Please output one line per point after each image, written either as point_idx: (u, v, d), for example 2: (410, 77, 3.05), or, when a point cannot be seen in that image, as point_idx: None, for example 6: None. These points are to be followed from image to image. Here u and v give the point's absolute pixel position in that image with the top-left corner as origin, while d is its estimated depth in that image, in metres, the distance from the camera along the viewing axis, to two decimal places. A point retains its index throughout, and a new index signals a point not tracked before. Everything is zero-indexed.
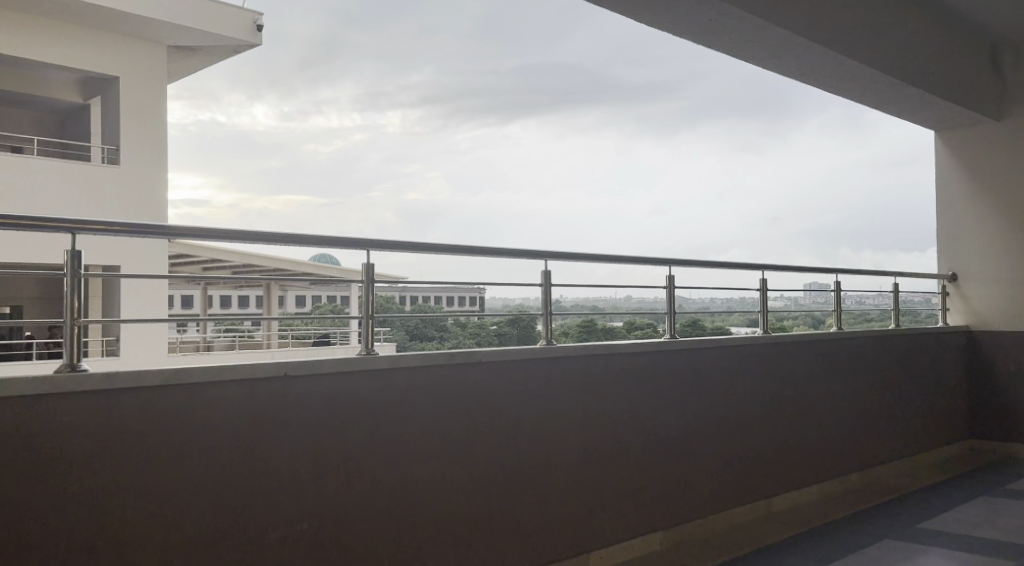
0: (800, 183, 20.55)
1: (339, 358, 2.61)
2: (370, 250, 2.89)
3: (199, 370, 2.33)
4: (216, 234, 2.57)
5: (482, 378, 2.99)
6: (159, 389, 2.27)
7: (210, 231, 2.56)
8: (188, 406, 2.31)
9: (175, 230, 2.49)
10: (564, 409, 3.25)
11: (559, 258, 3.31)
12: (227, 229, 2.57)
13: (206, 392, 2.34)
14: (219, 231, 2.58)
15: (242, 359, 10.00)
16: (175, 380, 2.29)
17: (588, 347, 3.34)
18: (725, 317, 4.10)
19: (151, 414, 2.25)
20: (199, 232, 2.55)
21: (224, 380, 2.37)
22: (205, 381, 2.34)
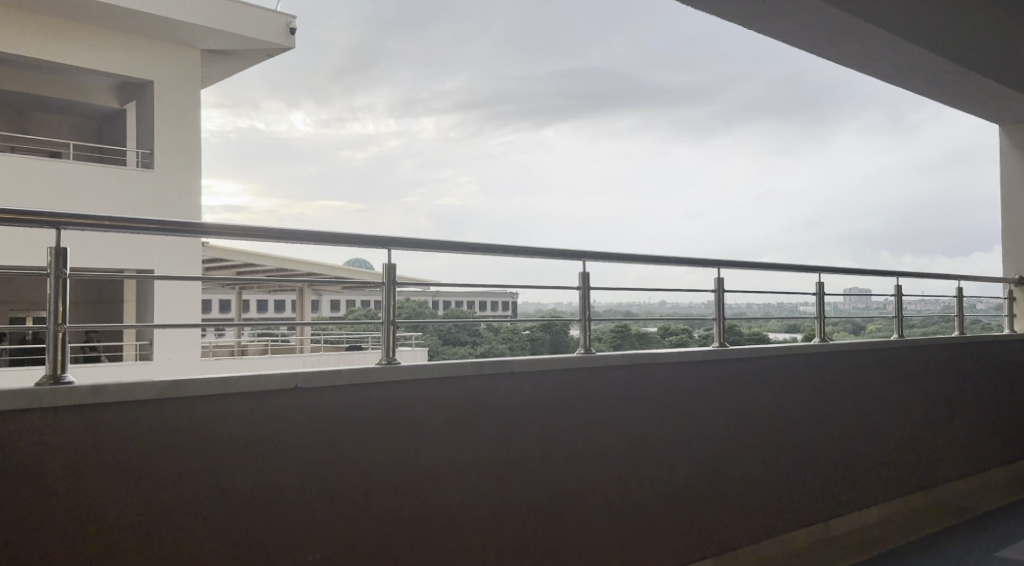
0: (839, 186, 20.05)
1: (358, 368, 2.39)
2: (392, 248, 2.64)
3: (202, 383, 2.12)
4: (229, 231, 2.32)
5: (514, 391, 2.75)
6: (158, 403, 2.06)
7: (220, 230, 2.31)
8: (191, 422, 2.11)
9: (180, 228, 2.25)
10: (604, 423, 2.99)
11: (598, 259, 3.05)
12: (238, 228, 2.31)
13: (212, 406, 2.14)
14: (231, 229, 2.31)
15: (274, 365, 9.91)
16: (174, 393, 2.07)
17: (629, 358, 3.07)
18: (762, 323, 3.80)
19: (153, 431, 2.05)
20: (211, 229, 2.28)
21: (230, 394, 2.16)
22: (209, 394, 2.13)
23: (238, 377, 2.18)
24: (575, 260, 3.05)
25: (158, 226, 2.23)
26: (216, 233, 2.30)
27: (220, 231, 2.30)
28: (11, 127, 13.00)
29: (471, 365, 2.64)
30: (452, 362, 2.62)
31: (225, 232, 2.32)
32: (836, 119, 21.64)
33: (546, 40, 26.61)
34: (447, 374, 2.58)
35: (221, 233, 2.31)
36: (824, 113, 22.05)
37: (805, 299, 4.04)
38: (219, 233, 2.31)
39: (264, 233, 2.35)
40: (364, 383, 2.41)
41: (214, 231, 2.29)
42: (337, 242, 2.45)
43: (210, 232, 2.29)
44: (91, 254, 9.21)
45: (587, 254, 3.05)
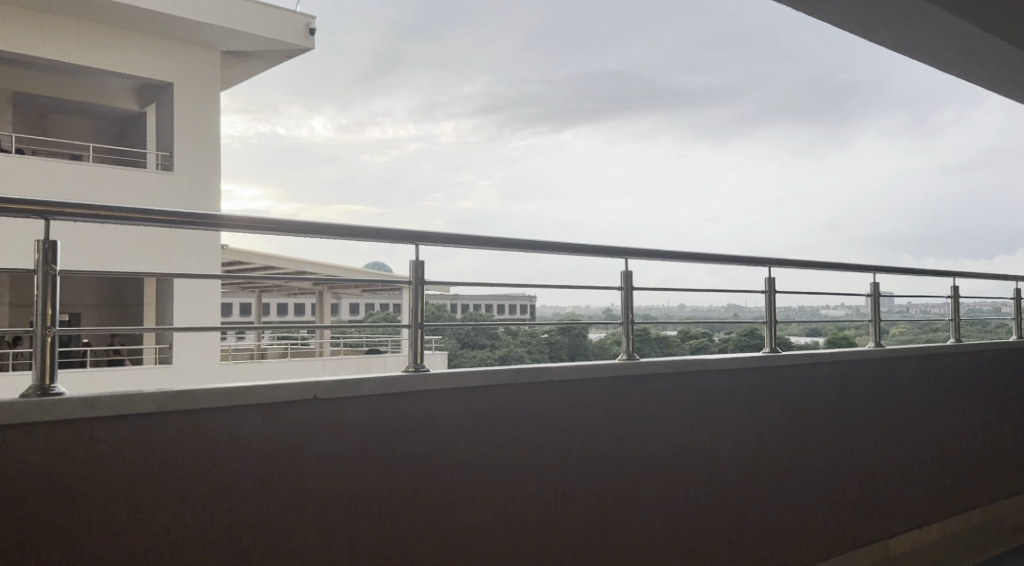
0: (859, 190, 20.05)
1: (384, 377, 2.13)
2: (418, 244, 2.41)
3: (215, 392, 1.84)
4: (249, 226, 2.08)
5: (554, 402, 2.49)
6: (164, 416, 1.78)
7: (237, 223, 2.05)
8: (200, 435, 1.82)
9: (189, 218, 2.00)
10: (648, 436, 2.74)
11: (641, 257, 2.84)
12: (256, 222, 2.06)
13: (225, 419, 1.86)
14: (249, 220, 2.06)
15: (293, 370, 9.77)
16: (184, 405, 1.80)
17: (674, 363, 2.81)
18: (782, 328, 3.46)
19: (159, 446, 1.77)
20: (228, 221, 2.04)
21: (249, 406, 1.89)
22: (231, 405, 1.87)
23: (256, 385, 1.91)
24: (616, 257, 2.82)
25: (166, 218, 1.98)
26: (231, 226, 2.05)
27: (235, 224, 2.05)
28: (32, 130, 12.97)
29: (507, 371, 2.38)
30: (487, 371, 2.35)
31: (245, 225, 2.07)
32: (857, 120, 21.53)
33: (566, 43, 26.56)
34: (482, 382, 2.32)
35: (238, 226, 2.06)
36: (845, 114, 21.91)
37: (829, 304, 3.74)
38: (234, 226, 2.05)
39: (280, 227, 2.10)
40: (394, 393, 2.15)
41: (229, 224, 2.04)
42: (365, 236, 2.21)
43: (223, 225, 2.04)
44: (111, 255, 9.06)
45: (630, 252, 2.82)
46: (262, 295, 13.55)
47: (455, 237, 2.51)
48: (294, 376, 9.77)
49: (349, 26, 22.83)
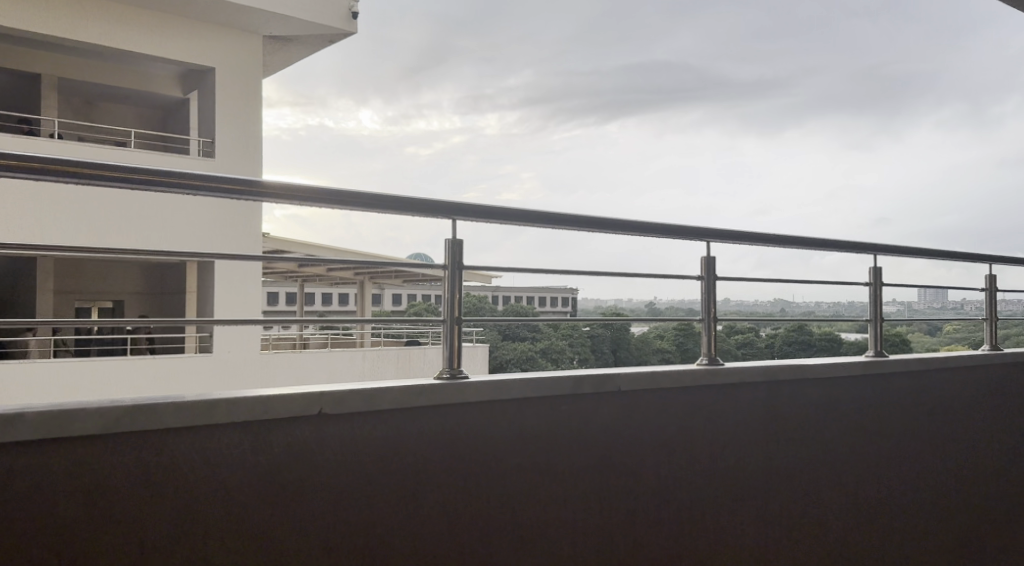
0: (910, 183, 19.71)
1: (412, 387, 1.53)
2: (455, 216, 1.69)
3: (178, 407, 1.29)
4: (220, 185, 1.41)
5: (642, 418, 1.86)
6: (105, 439, 1.24)
7: (202, 180, 1.39)
8: (153, 466, 1.28)
9: (123, 171, 1.33)
10: (757, 462, 2.07)
11: (738, 241, 2.19)
12: (224, 177, 1.41)
13: (191, 443, 1.31)
14: (219, 178, 1.39)
15: (338, 368, 9.26)
16: (113, 431, 1.25)
17: (793, 370, 2.15)
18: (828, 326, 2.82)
19: (98, 480, 1.23)
20: (194, 180, 1.39)
21: (212, 427, 1.33)
22: (199, 428, 1.32)
23: (234, 399, 1.35)
24: (696, 240, 2.17)
25: (103, 172, 1.32)
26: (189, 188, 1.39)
27: (194, 183, 1.39)
28: (77, 117, 12.79)
29: (578, 378, 1.75)
30: (549, 377, 1.73)
31: (203, 185, 1.40)
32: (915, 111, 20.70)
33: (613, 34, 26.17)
34: (545, 393, 1.70)
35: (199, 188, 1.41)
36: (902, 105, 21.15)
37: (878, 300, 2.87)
38: (200, 186, 1.39)
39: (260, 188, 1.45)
40: (431, 405, 1.55)
41: (192, 183, 1.39)
42: (377, 206, 1.59)
43: (186, 186, 1.39)
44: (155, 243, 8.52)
45: (710, 233, 2.16)
46: (304, 284, 13.33)
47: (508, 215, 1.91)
48: (339, 379, 9.28)
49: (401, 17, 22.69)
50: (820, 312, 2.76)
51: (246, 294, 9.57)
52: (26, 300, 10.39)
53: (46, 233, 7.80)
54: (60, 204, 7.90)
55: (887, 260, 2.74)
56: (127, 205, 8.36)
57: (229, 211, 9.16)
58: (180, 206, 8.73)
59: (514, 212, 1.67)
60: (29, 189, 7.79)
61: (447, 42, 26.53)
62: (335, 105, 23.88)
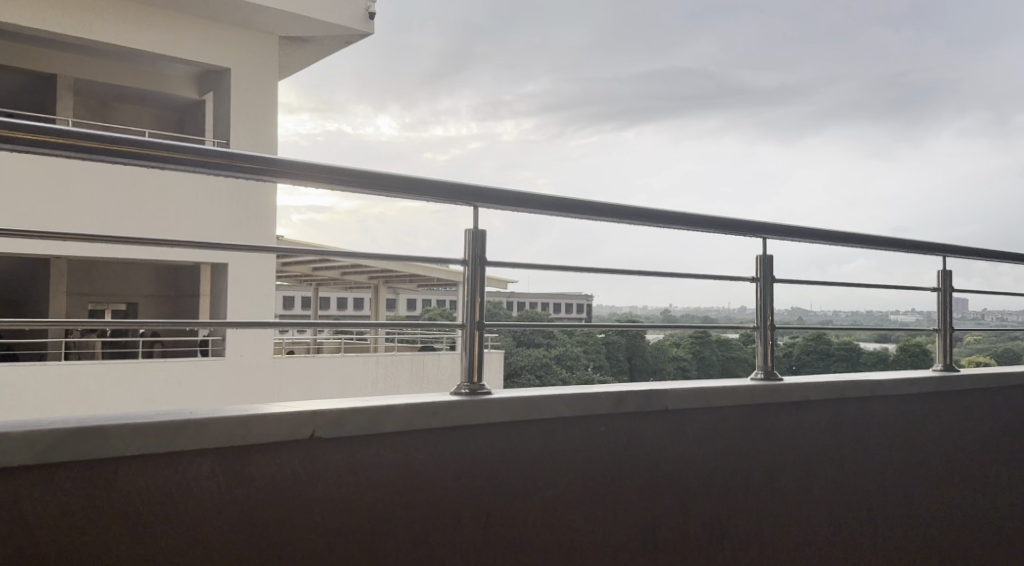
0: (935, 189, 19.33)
1: (427, 404, 1.24)
2: (478, 202, 1.43)
3: (133, 428, 0.99)
4: (209, 159, 1.15)
5: (697, 442, 1.58)
6: (32, 470, 0.94)
7: (184, 153, 1.14)
8: (101, 506, 0.97)
9: (66, 136, 1.05)
10: (822, 491, 1.77)
11: (795, 235, 1.92)
12: (213, 149, 1.15)
13: (155, 473, 1.01)
14: (198, 149, 1.13)
15: (350, 376, 8.84)
16: (47, 458, 0.94)
17: (859, 386, 1.86)
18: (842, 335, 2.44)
19: (23, 526, 0.93)
20: (175, 155, 1.13)
21: (178, 454, 1.02)
22: (162, 455, 1.02)
23: (209, 416, 1.06)
24: (752, 236, 1.88)
25: (56, 139, 1.05)
26: (166, 161, 1.13)
27: (174, 156, 1.13)
28: (91, 118, 12.58)
29: (622, 394, 1.46)
30: (587, 392, 1.45)
31: (185, 159, 1.14)
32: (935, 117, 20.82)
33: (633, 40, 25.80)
34: (585, 411, 1.41)
35: (180, 164, 1.15)
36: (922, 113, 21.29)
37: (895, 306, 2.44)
38: (180, 162, 1.14)
39: (260, 168, 1.20)
40: (449, 426, 1.26)
41: (163, 156, 1.12)
42: (391, 190, 1.33)
43: (161, 160, 1.13)
44: (163, 250, 8.16)
45: (767, 229, 1.88)
46: (319, 287, 13.15)
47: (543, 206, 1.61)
48: (352, 392, 8.88)
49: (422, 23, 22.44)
50: (853, 318, 2.42)
51: (262, 297, 8.99)
52: (39, 302, 10.24)
53: (32, 211, 7.37)
54: (77, 191, 7.64)
55: (956, 262, 2.47)
56: (128, 204, 7.96)
57: (239, 224, 8.85)
58: (186, 213, 8.36)
59: (546, 196, 1.43)
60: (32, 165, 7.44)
61: (468, 50, 25.63)
62: (354, 111, 23.22)
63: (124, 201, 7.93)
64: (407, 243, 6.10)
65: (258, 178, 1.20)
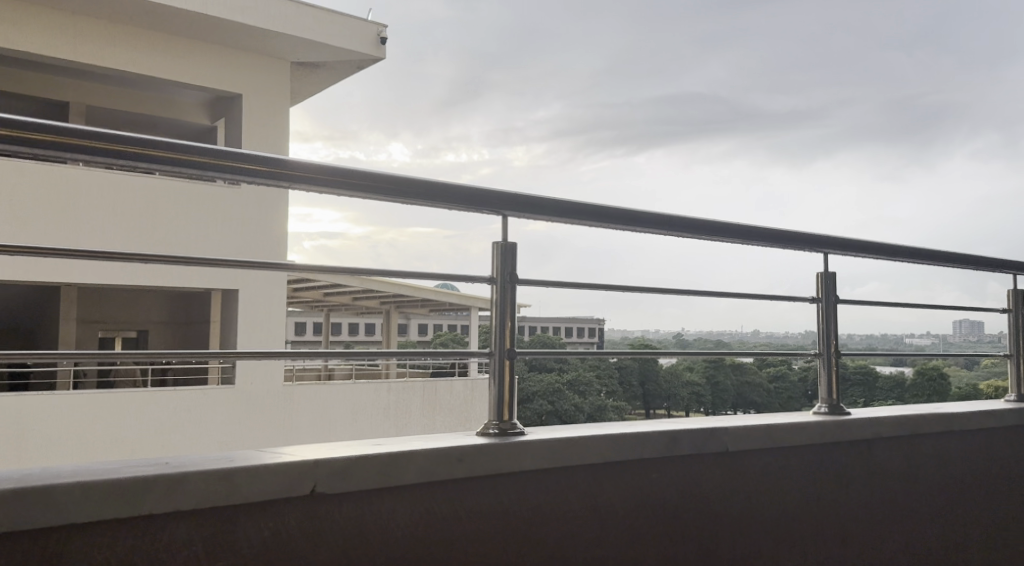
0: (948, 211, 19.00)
1: (449, 450, 1.02)
2: (507, 210, 1.23)
3: (74, 491, 0.78)
4: (204, 160, 0.94)
5: (761, 488, 1.35)
6: None
7: (173, 152, 0.93)
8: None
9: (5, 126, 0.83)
10: (899, 542, 1.53)
11: (863, 247, 1.68)
12: (208, 148, 0.94)
13: (106, 549, 0.79)
14: (170, 145, 0.91)
15: (362, 403, 8.58)
16: None
17: (934, 420, 1.63)
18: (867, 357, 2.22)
19: None
20: (158, 153, 0.91)
21: (137, 521, 0.81)
22: (125, 522, 0.81)
23: (187, 470, 0.85)
24: (813, 252, 1.66)
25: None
26: (146, 162, 0.91)
27: (155, 154, 0.91)
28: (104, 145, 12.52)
29: (674, 433, 1.24)
30: (635, 429, 1.23)
31: (175, 157, 0.92)
32: (947, 140, 20.45)
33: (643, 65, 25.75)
34: (634, 454, 1.19)
35: (166, 166, 0.93)
36: (934, 135, 20.83)
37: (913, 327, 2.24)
38: (166, 162, 0.92)
39: (267, 171, 1.00)
40: (474, 475, 1.05)
41: (140, 155, 0.90)
42: (409, 197, 1.13)
43: (139, 159, 0.90)
44: (173, 278, 7.87)
45: (830, 244, 1.65)
46: (330, 312, 12.99)
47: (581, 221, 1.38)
48: (362, 420, 8.57)
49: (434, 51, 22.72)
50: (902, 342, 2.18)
51: (275, 322, 8.77)
52: (48, 331, 10.06)
53: (26, 226, 7.03)
54: (86, 218, 7.37)
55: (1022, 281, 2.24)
56: (133, 221, 7.60)
57: (248, 243, 8.47)
58: (196, 234, 8.02)
59: (587, 202, 1.22)
60: (32, 179, 7.08)
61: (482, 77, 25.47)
62: (364, 138, 23.22)
63: (128, 218, 7.57)
64: (419, 268, 5.94)
65: (260, 180, 0.99)
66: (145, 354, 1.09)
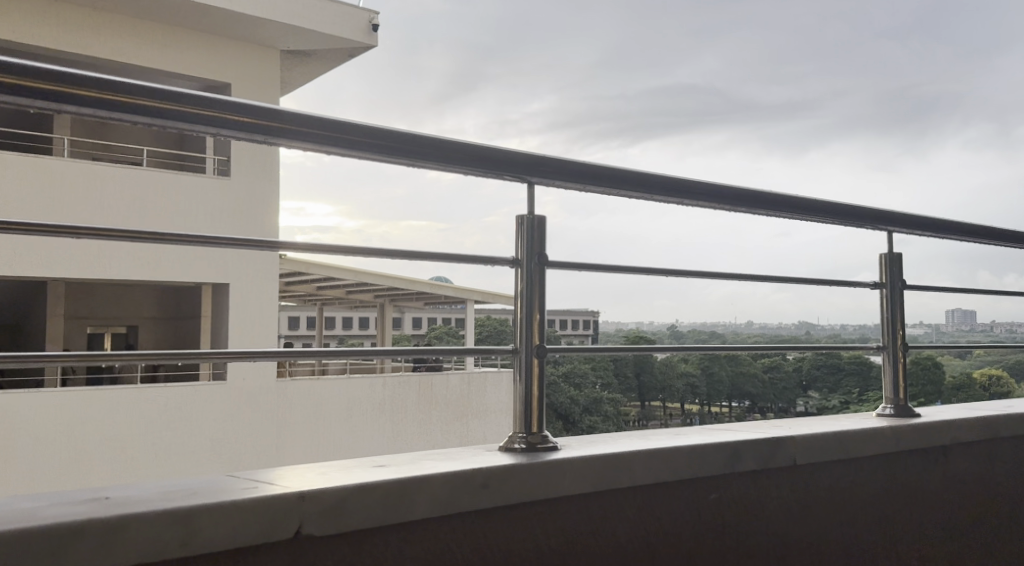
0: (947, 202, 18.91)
1: (472, 474, 0.82)
2: (538, 178, 1.01)
3: None
4: (171, 109, 0.71)
5: (837, 507, 1.15)
6: None
7: (140, 95, 0.69)
8: None
9: None
10: (975, 557, 1.32)
11: (926, 226, 1.47)
12: (186, 92, 0.71)
13: None
14: (133, 85, 0.68)
15: (356, 399, 8.26)
16: None
17: (1010, 423, 1.41)
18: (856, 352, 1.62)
19: None
20: (102, 96, 0.67)
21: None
22: None
23: (142, 514, 0.63)
24: (878, 230, 1.46)
25: None
26: (91, 112, 0.67)
27: (100, 97, 0.67)
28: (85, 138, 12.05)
29: (735, 446, 1.03)
30: (687, 440, 1.02)
31: (125, 103, 0.68)
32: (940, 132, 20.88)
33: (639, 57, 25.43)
34: (691, 474, 0.99)
35: (123, 119, 0.69)
36: (928, 125, 21.25)
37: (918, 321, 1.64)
38: (133, 110, 0.69)
39: (248, 126, 0.76)
40: (502, 504, 0.84)
41: (81, 97, 0.66)
42: (421, 158, 0.90)
43: (80, 104, 0.66)
44: (166, 262, 7.65)
45: (898, 220, 1.44)
46: (323, 307, 12.72)
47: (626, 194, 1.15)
48: (357, 416, 8.25)
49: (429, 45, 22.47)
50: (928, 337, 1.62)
51: (266, 317, 8.50)
52: (36, 328, 9.77)
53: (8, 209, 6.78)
54: (75, 203, 7.11)
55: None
56: (125, 202, 7.34)
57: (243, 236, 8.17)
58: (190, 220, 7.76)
59: (635, 168, 1.02)
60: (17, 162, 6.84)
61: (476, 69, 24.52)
62: None
63: (119, 200, 7.31)
64: (425, 262, 5.83)
65: (252, 138, 0.76)
66: (90, 362, 0.87)
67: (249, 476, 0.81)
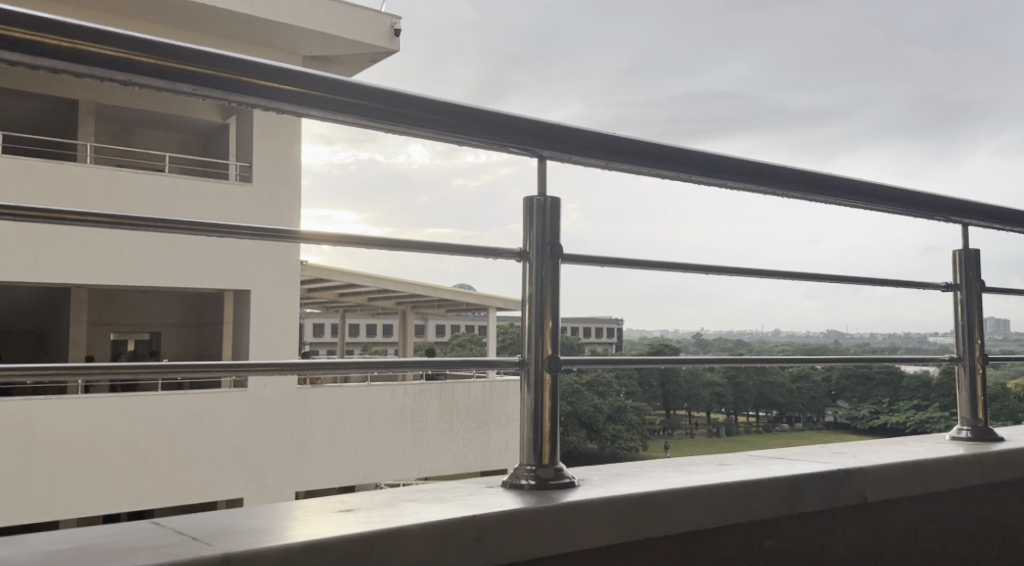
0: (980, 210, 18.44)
1: (457, 518, 0.63)
2: (549, 153, 0.83)
3: None
4: (56, 47, 0.53)
5: (919, 554, 0.94)
6: None
7: (20, 22, 0.52)
8: None
9: None
10: None
11: (1008, 213, 1.26)
12: (86, 24, 0.54)
13: None
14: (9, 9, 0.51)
15: (378, 407, 8.09)
16: None
17: None
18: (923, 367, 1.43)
19: None
20: None
21: None
22: None
23: None
24: (950, 221, 1.25)
25: None
26: None
27: None
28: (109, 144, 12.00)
29: (795, 481, 0.84)
30: (735, 474, 0.83)
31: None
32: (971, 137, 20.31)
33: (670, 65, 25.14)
34: (743, 513, 0.80)
35: None
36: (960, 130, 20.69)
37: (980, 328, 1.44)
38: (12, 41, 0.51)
39: (166, 71, 0.58)
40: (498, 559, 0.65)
41: None
42: (402, 123, 0.71)
43: None
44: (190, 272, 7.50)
45: (974, 210, 1.24)
46: (346, 314, 12.61)
47: (664, 173, 0.95)
48: (378, 425, 8.07)
49: (456, 54, 22.48)
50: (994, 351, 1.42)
51: (286, 326, 8.37)
52: (60, 335, 9.74)
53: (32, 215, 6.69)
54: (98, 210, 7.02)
55: None
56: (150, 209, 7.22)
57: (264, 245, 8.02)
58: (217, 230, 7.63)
59: (667, 140, 0.84)
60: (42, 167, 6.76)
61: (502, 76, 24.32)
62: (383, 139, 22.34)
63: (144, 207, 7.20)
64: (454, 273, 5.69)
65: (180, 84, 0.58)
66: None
67: (175, 525, 0.62)
